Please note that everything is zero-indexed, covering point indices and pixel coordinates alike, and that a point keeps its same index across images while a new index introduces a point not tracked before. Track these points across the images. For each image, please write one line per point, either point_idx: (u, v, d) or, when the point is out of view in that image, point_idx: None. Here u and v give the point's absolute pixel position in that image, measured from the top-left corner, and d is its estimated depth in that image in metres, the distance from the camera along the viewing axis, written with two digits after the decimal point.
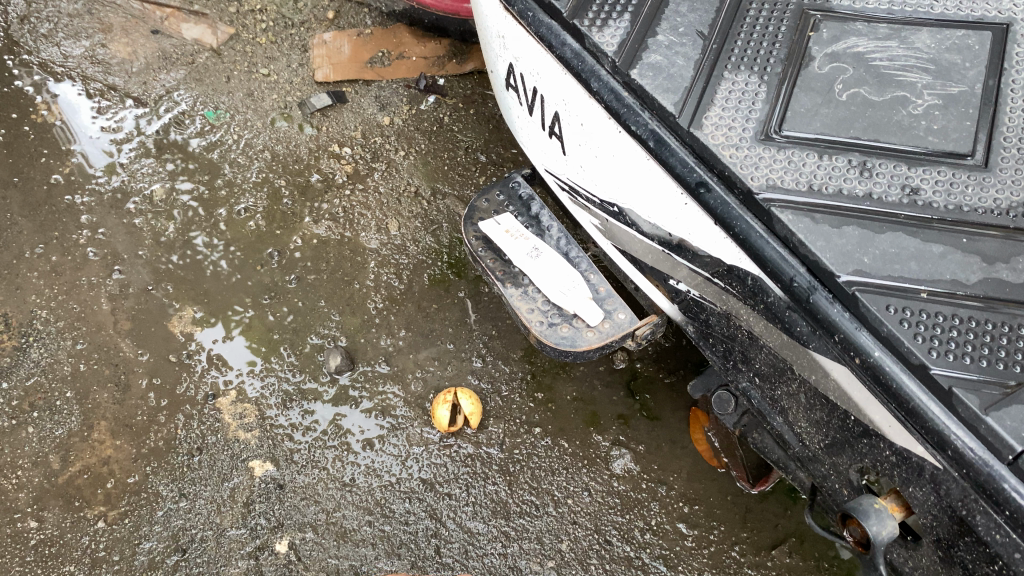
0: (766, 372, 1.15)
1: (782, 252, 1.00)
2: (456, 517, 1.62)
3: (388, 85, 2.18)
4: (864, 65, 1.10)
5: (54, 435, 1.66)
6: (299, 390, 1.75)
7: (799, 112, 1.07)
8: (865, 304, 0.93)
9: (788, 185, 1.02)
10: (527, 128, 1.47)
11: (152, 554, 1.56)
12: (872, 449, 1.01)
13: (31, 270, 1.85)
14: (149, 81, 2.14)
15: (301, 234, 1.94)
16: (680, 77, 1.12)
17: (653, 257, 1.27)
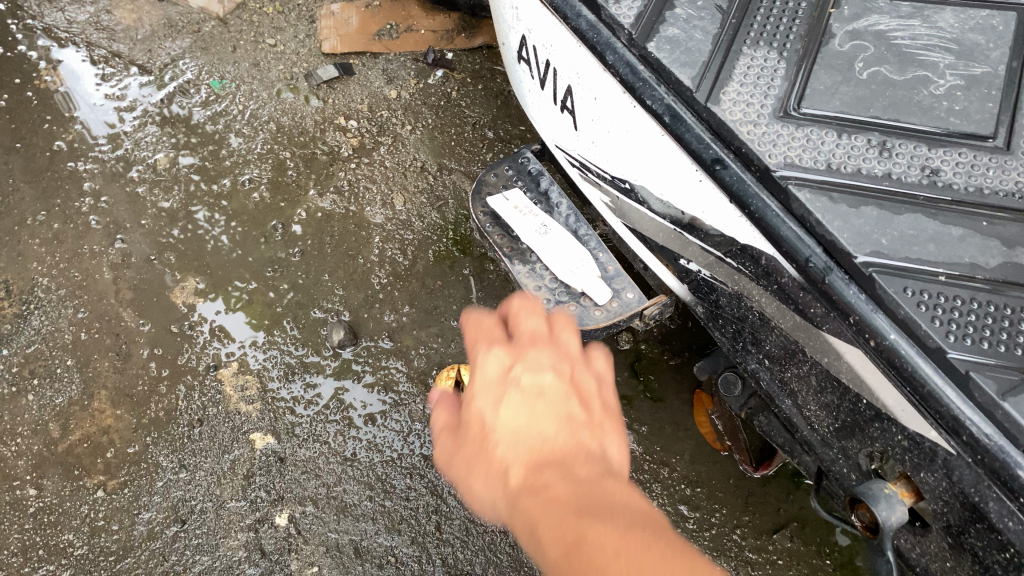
0: (776, 354, 1.14)
1: (798, 232, 0.98)
2: (457, 494, 1.61)
3: (396, 58, 2.15)
4: (886, 44, 1.08)
5: (54, 403, 1.66)
6: (301, 362, 1.74)
7: (818, 90, 1.05)
8: (882, 286, 0.92)
9: (807, 163, 1.00)
10: (538, 103, 1.44)
11: (152, 524, 1.55)
12: (884, 434, 0.99)
13: (32, 237, 1.83)
14: (154, 49, 2.11)
15: (305, 208, 1.92)
16: (698, 51, 1.09)
17: (664, 235, 1.25)
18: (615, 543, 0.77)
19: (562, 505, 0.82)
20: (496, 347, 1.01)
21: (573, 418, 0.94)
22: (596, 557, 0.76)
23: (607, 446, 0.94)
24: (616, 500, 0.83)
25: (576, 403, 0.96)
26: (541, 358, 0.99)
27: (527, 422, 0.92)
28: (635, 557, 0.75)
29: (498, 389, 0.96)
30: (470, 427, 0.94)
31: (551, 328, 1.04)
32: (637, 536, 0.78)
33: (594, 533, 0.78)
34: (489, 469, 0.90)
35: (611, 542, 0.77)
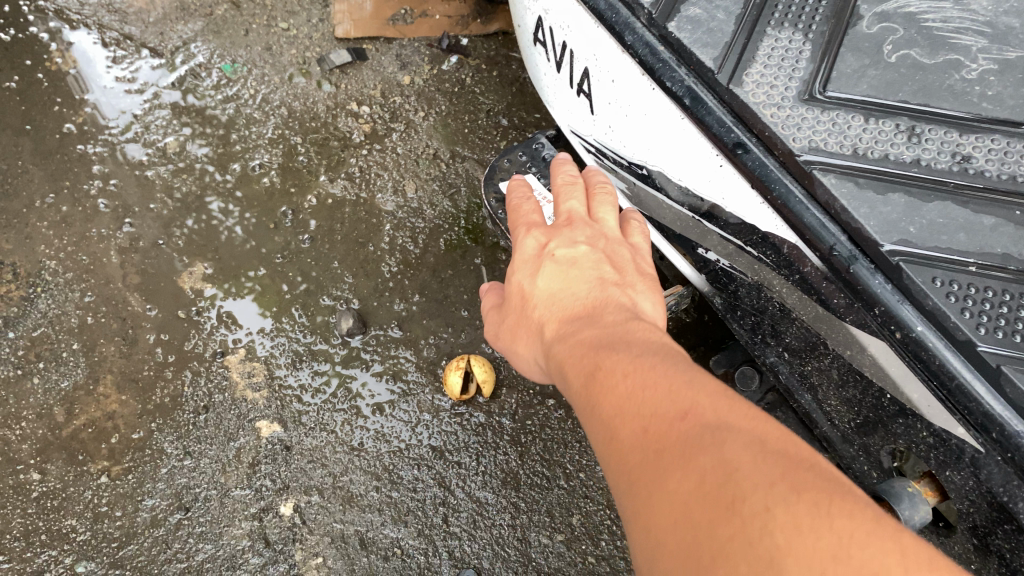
0: (796, 347, 1.10)
1: (822, 219, 0.95)
2: (465, 487, 1.59)
3: (410, 44, 2.11)
4: (916, 27, 1.03)
5: (59, 387, 1.64)
6: (309, 350, 1.71)
7: (844, 72, 1.01)
8: (909, 276, 0.88)
9: (832, 148, 0.96)
10: (554, 87, 1.41)
11: (155, 511, 1.54)
12: (908, 430, 0.96)
13: (40, 219, 1.81)
14: (166, 31, 2.08)
15: (315, 193, 1.89)
16: (721, 31, 1.06)
17: (681, 223, 1.21)
18: (627, 362, 0.74)
19: (582, 345, 0.83)
20: (535, 224, 1.05)
21: (603, 278, 0.95)
22: (611, 378, 0.74)
23: (642, 301, 0.94)
24: (645, 335, 0.82)
25: (609, 267, 0.97)
26: (574, 232, 1.00)
27: (561, 288, 0.95)
28: (643, 367, 0.72)
29: (534, 262, 1.00)
30: (520, 303, 1.01)
31: (594, 202, 1.06)
32: (655, 359, 0.74)
33: (604, 358, 0.77)
34: (536, 336, 0.97)
35: (620, 362, 0.75)
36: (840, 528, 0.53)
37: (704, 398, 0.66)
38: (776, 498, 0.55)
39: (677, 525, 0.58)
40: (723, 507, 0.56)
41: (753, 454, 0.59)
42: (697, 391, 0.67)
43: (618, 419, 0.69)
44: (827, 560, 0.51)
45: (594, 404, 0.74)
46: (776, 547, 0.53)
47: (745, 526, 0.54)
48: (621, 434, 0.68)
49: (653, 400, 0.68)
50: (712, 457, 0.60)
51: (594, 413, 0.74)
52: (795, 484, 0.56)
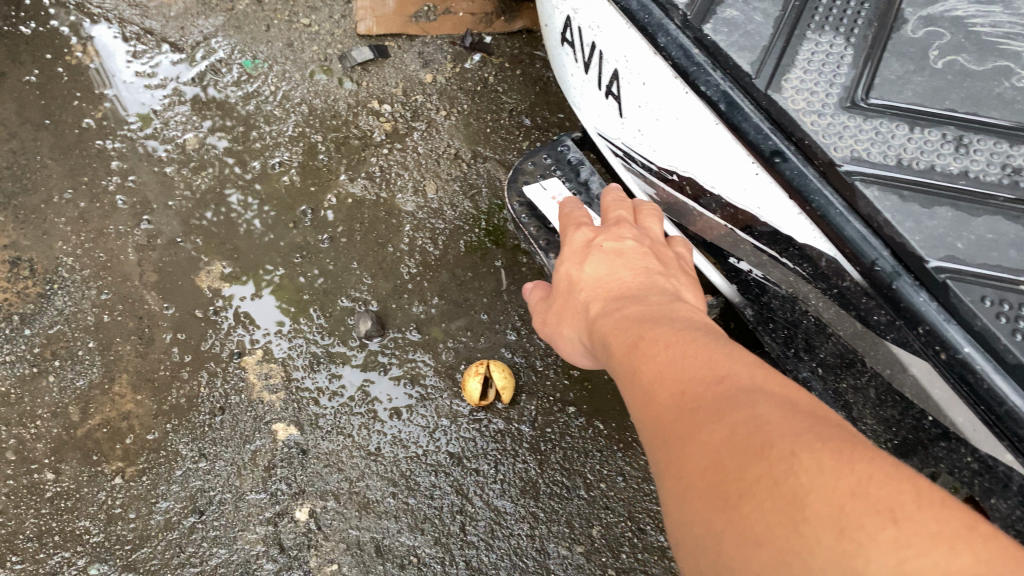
0: (832, 363, 1.07)
1: (864, 232, 0.91)
2: (484, 495, 1.56)
3: (433, 41, 2.08)
4: (963, 31, 0.99)
5: (75, 386, 1.62)
6: (326, 353, 1.68)
7: (889, 79, 0.97)
8: (956, 294, 0.84)
9: (875, 159, 0.93)
10: (581, 89, 1.37)
11: (169, 514, 1.52)
12: (951, 454, 0.93)
13: (58, 215, 1.80)
14: (187, 26, 2.06)
15: (335, 192, 1.86)
16: (758, 34, 1.02)
17: (713, 232, 1.18)
18: (670, 337, 0.78)
19: (623, 320, 0.87)
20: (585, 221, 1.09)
21: (646, 267, 0.98)
22: (655, 350, 0.77)
23: (685, 293, 0.96)
24: (685, 315, 0.85)
25: (654, 258, 1.00)
26: (621, 229, 1.04)
27: (607, 273, 0.98)
28: (688, 344, 0.75)
29: (581, 252, 1.03)
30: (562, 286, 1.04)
31: (643, 216, 1.09)
32: (697, 336, 0.77)
33: (645, 332, 0.81)
34: (578, 315, 1.00)
35: (663, 335, 0.79)
36: (861, 471, 0.56)
37: (740, 370, 0.70)
38: (804, 446, 0.58)
39: (709, 471, 0.62)
40: (756, 456, 0.59)
41: (784, 415, 0.62)
42: (734, 364, 0.71)
43: (660, 386, 0.72)
44: (847, 498, 0.54)
45: (636, 372, 0.77)
46: (802, 486, 0.56)
47: (774, 468, 0.58)
48: (661, 396, 0.72)
49: (694, 370, 0.71)
50: (746, 414, 0.63)
51: (635, 383, 0.77)
52: (822, 435, 0.60)
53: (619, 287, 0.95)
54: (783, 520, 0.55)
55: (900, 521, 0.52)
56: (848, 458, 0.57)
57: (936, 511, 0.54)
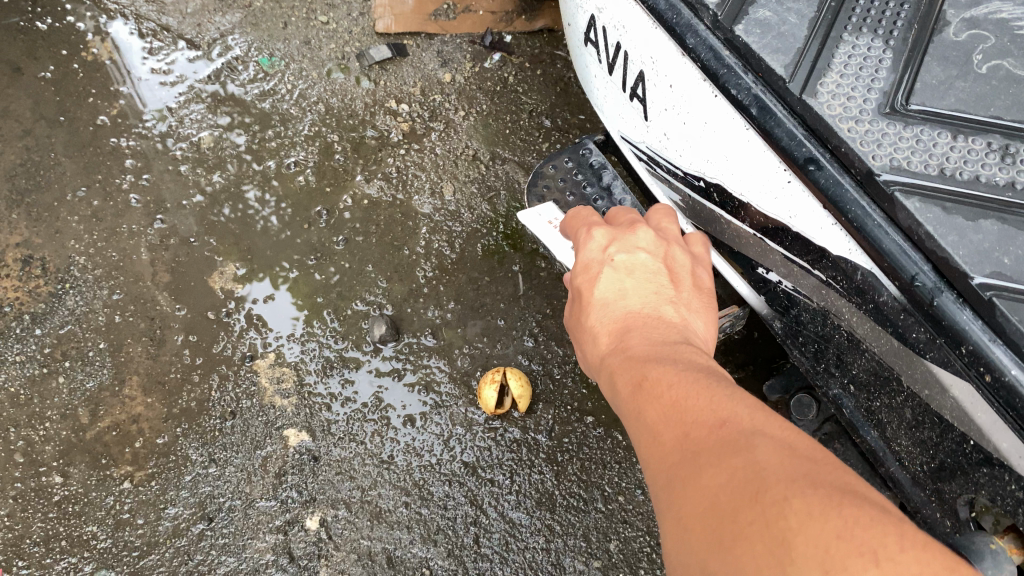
0: (865, 380, 1.03)
1: (903, 245, 0.86)
2: (498, 506, 1.52)
3: (452, 40, 2.04)
4: (1008, 35, 0.94)
5: (84, 388, 1.60)
6: (340, 357, 1.65)
7: (930, 84, 0.92)
8: (1003, 313, 0.79)
9: (916, 168, 0.88)
10: (605, 90, 1.33)
11: (178, 521, 1.50)
12: (993, 481, 0.87)
13: (71, 214, 1.77)
14: (204, 23, 2.03)
15: (351, 193, 1.83)
16: (792, 36, 0.97)
17: (740, 240, 1.14)
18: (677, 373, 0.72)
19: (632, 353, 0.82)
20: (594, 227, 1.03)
21: (657, 291, 0.93)
22: (658, 387, 0.72)
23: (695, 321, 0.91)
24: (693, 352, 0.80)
25: (666, 280, 0.95)
26: (636, 236, 0.98)
27: (617, 293, 0.93)
28: (694, 379, 0.70)
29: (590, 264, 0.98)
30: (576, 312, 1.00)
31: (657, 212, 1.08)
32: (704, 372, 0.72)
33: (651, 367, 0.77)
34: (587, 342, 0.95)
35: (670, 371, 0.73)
36: (848, 511, 0.50)
37: (740, 407, 0.64)
38: (796, 489, 0.53)
39: (701, 513, 0.57)
40: (748, 501, 0.54)
41: (782, 457, 0.57)
42: (737, 400, 0.66)
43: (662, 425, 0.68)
44: (836, 544, 0.49)
45: (639, 410, 0.73)
46: (789, 529, 0.51)
47: (763, 510, 0.53)
48: (662, 436, 0.67)
49: (695, 410, 0.66)
50: (743, 456, 0.58)
51: (638, 423, 0.72)
52: (816, 479, 0.54)
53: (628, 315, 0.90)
54: (769, 561, 0.50)
55: (884, 564, 0.47)
56: (839, 502, 0.51)
57: (919, 552, 0.48)
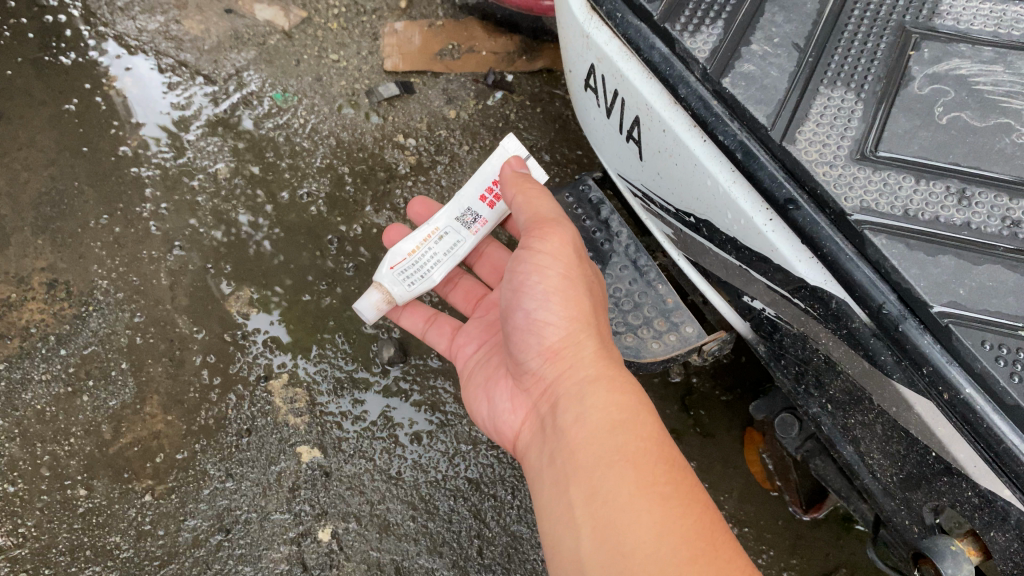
0: (841, 399, 1.14)
1: (872, 277, 0.97)
2: (501, 520, 1.68)
3: (457, 79, 2.11)
4: (967, 89, 1.04)
5: (108, 406, 1.70)
6: (350, 378, 1.77)
7: (896, 133, 1.03)
8: (958, 338, 0.90)
9: (884, 210, 0.98)
10: (603, 131, 1.45)
11: (197, 532, 1.63)
12: (953, 488, 0.99)
13: (94, 240, 1.85)
14: (220, 60, 2.06)
15: (361, 223, 1.92)
16: (774, 89, 1.07)
17: (727, 271, 1.24)
18: (617, 422, 1.11)
19: (574, 382, 1.18)
20: None
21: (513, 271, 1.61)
22: (639, 433, 1.10)
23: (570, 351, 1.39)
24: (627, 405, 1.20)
25: None
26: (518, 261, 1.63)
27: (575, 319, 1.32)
28: (628, 430, 1.10)
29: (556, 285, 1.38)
30: (524, 256, 1.23)
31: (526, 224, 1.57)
32: (631, 419, 1.12)
33: (598, 411, 1.13)
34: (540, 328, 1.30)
35: (611, 419, 1.12)
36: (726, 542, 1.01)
37: (659, 467, 1.06)
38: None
39: None
40: (684, 512, 1.02)
41: (676, 504, 1.02)
42: (655, 458, 1.07)
43: (594, 490, 1.05)
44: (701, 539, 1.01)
45: (619, 433, 1.10)
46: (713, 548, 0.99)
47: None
48: (648, 473, 1.05)
49: (629, 473, 1.05)
50: (661, 517, 1.00)
51: (613, 436, 1.10)
52: (707, 510, 1.04)
53: (578, 318, 1.20)
54: None
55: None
56: (719, 528, 1.02)
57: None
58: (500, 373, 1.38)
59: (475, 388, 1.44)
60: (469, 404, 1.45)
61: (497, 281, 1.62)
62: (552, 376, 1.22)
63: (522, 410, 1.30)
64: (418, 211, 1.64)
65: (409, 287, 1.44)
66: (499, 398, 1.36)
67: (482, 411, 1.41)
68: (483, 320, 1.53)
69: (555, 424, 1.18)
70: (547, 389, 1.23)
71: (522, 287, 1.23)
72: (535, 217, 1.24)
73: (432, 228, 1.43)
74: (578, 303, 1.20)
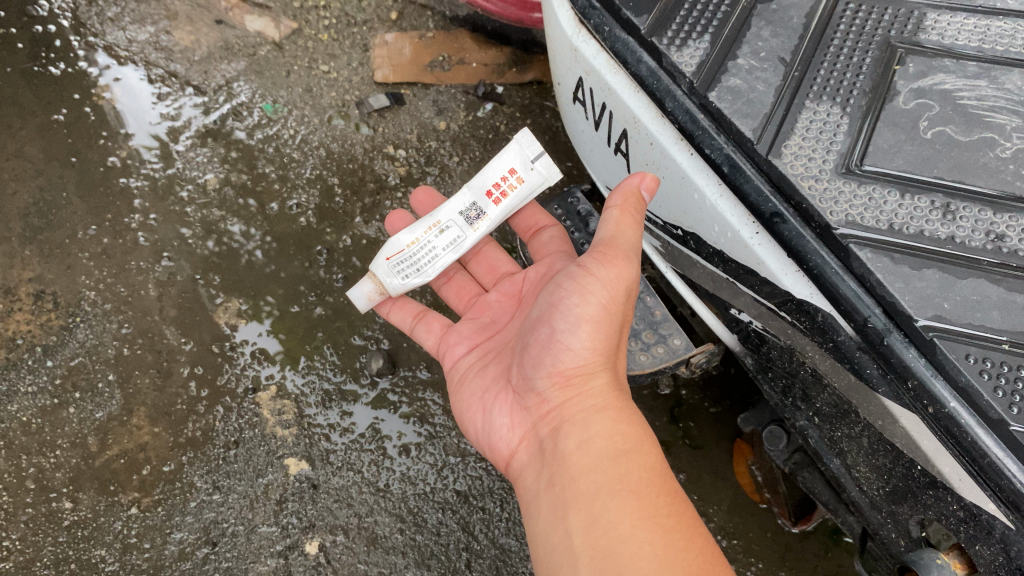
0: (827, 412, 1.14)
1: (858, 290, 0.97)
2: (489, 533, 1.68)
3: (447, 90, 2.11)
4: (951, 104, 1.04)
5: (94, 418, 1.69)
6: (338, 390, 1.77)
7: (882, 147, 1.03)
8: (943, 351, 0.90)
9: (869, 224, 0.99)
10: (592, 143, 1.45)
11: (183, 544, 1.63)
12: (939, 502, 1.00)
13: (82, 251, 1.84)
14: (210, 70, 2.06)
15: (350, 234, 1.92)
16: (760, 102, 1.08)
17: (715, 284, 1.25)
18: (621, 453, 1.11)
19: (581, 409, 1.17)
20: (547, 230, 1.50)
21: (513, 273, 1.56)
22: (645, 468, 1.09)
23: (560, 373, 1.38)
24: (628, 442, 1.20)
25: None
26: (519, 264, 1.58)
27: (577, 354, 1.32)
28: (634, 463, 1.09)
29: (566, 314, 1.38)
30: (575, 275, 1.21)
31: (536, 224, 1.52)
32: (634, 449, 1.12)
33: (603, 440, 1.13)
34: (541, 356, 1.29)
35: (617, 449, 1.12)
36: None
37: (663, 498, 1.06)
38: None
39: None
40: (687, 547, 1.00)
41: (678, 536, 1.02)
42: (659, 490, 1.07)
43: (595, 518, 1.04)
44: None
45: (625, 465, 1.09)
46: None
47: None
48: (654, 508, 1.04)
49: (633, 505, 1.04)
50: (664, 551, 0.99)
51: (620, 468, 1.08)
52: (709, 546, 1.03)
53: (601, 349, 1.20)
54: None
55: None
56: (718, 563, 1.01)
57: None
58: (498, 387, 1.32)
59: (467, 397, 1.36)
60: (458, 412, 1.38)
61: (492, 283, 1.56)
62: (562, 400, 1.20)
63: (520, 428, 1.25)
64: (422, 200, 1.58)
65: (403, 280, 1.41)
66: (494, 412, 1.30)
67: (472, 424, 1.34)
68: (474, 323, 1.48)
69: (557, 448, 1.16)
70: (550, 412, 1.21)
71: (557, 306, 1.21)
72: (605, 242, 1.18)
73: (435, 221, 1.41)
74: (607, 333, 1.19)
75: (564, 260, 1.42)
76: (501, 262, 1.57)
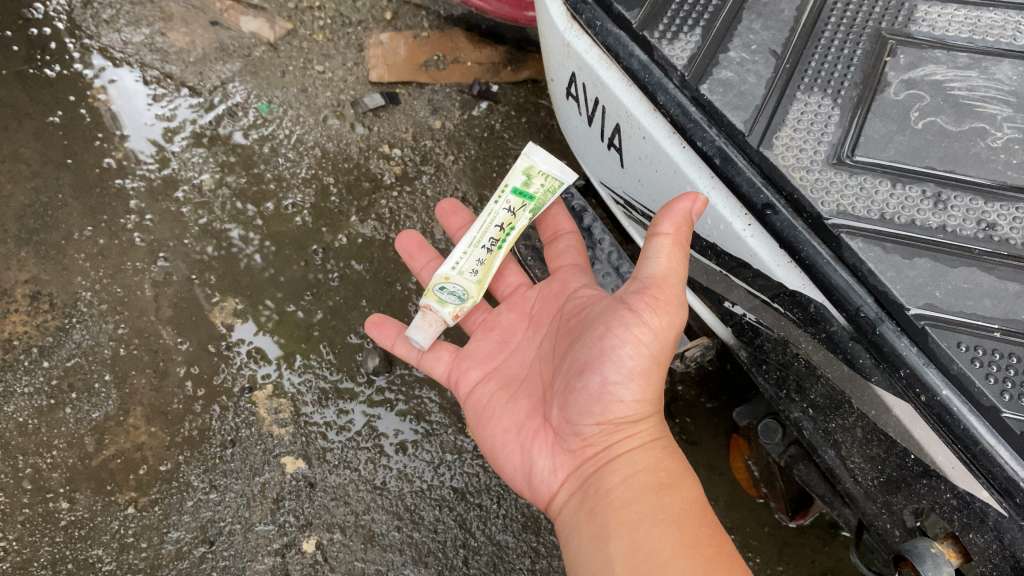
0: (821, 404, 1.15)
1: (850, 280, 0.97)
2: (486, 530, 1.68)
3: (442, 89, 2.11)
4: (942, 94, 1.04)
5: (90, 418, 1.69)
6: (335, 388, 1.77)
7: (872, 137, 1.03)
8: (935, 339, 0.91)
9: (860, 214, 0.99)
10: (585, 139, 1.45)
11: (180, 544, 1.63)
12: (931, 491, 1.00)
13: (78, 251, 1.84)
14: (205, 71, 2.06)
15: (345, 233, 1.92)
16: (751, 95, 1.08)
17: (709, 277, 1.25)
18: (665, 487, 1.13)
19: (628, 450, 1.17)
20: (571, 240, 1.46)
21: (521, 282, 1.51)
22: (684, 504, 1.11)
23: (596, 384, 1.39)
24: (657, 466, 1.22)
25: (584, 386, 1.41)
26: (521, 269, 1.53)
27: None
28: (677, 500, 1.11)
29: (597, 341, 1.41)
30: (622, 318, 1.13)
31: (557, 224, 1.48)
32: (674, 484, 1.14)
33: (644, 476, 1.15)
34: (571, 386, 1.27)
35: (658, 484, 1.13)
36: None
37: (702, 527, 1.07)
38: None
39: None
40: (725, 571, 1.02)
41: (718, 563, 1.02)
42: (698, 519, 1.08)
43: (635, 550, 1.04)
44: None
45: (667, 506, 1.09)
46: None
47: None
48: (694, 538, 1.05)
49: (675, 537, 1.04)
50: None
51: (665, 509, 1.09)
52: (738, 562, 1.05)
53: (649, 399, 1.16)
54: None
55: None
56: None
57: None
58: (532, 422, 1.26)
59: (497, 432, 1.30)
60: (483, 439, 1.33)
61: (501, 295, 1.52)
62: (608, 443, 1.17)
63: (561, 469, 1.22)
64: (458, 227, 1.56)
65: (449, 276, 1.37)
66: (527, 447, 1.26)
67: (501, 455, 1.29)
68: (482, 344, 1.42)
69: (598, 484, 1.16)
70: (594, 452, 1.18)
71: (606, 351, 1.13)
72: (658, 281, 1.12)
73: (471, 239, 1.39)
74: (656, 383, 1.15)
75: (580, 275, 1.40)
76: (513, 273, 1.52)
